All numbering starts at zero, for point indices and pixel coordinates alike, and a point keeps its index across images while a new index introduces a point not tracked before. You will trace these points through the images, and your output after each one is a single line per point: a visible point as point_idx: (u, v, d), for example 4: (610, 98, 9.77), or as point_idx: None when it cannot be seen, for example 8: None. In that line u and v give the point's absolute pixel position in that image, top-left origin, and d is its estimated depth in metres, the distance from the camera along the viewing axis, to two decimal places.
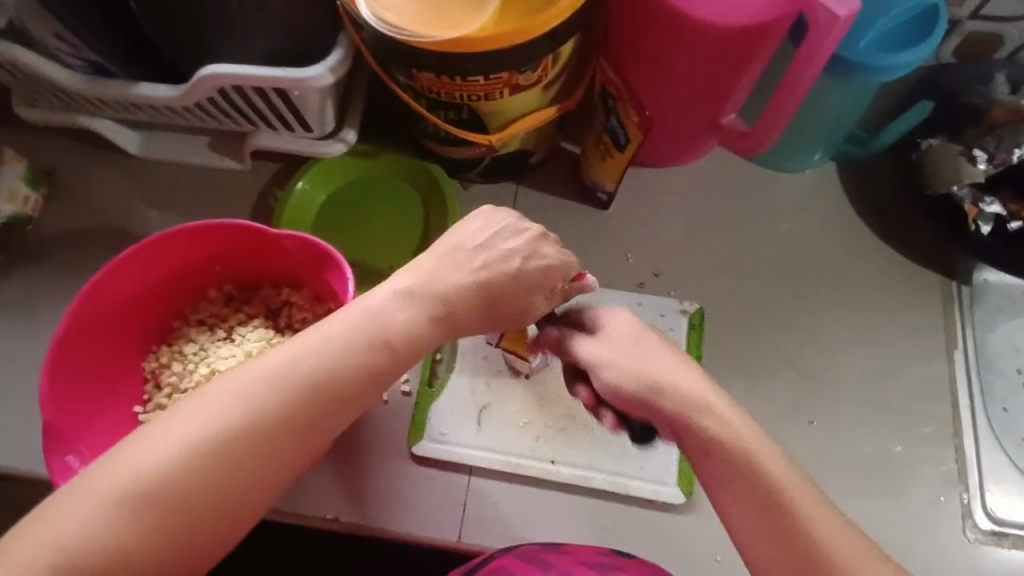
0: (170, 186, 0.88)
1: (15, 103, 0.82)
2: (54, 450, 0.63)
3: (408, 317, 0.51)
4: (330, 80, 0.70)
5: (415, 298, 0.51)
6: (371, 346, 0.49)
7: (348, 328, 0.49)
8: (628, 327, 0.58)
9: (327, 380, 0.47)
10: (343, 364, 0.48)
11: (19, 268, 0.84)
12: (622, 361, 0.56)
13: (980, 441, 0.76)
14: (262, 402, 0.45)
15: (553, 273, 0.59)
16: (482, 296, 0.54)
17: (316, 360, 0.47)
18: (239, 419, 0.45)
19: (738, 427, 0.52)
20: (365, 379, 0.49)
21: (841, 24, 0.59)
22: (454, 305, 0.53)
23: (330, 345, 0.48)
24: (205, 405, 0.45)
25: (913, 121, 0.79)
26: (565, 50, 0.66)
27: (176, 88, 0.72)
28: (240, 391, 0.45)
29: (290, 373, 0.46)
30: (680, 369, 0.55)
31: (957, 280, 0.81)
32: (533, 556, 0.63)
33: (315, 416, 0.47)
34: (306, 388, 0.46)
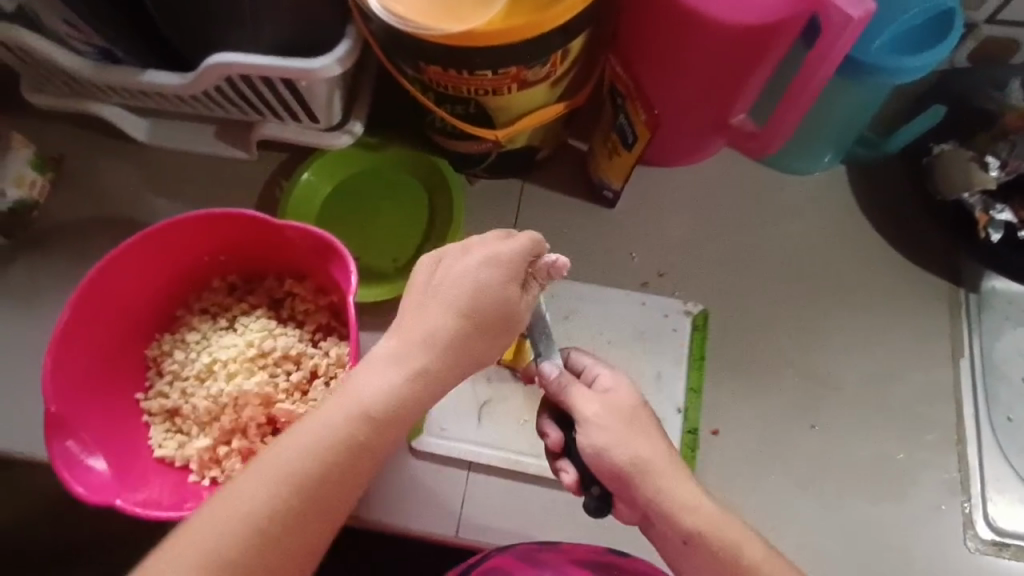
0: (177, 176, 0.88)
1: (24, 89, 0.82)
2: (55, 436, 0.63)
3: (388, 382, 0.52)
4: (338, 71, 0.69)
5: (391, 361, 0.53)
6: (354, 420, 0.50)
7: (330, 408, 0.51)
8: (627, 397, 0.60)
9: (322, 462, 0.49)
10: (334, 452, 0.50)
11: (25, 253, 0.84)
12: (613, 432, 0.57)
13: (984, 450, 0.75)
14: (265, 502, 0.48)
15: (516, 265, 0.56)
16: (462, 331, 0.54)
17: (307, 447, 0.49)
18: (248, 521, 0.47)
19: (719, 521, 0.57)
20: (360, 451, 0.50)
21: (855, 25, 0.58)
22: (434, 354, 0.53)
23: (316, 429, 0.50)
24: (215, 514, 0.48)
25: (926, 124, 0.78)
26: (575, 45, 0.66)
27: (184, 77, 0.72)
28: (244, 496, 0.48)
29: (285, 466, 0.49)
30: (667, 458, 0.58)
31: (965, 287, 0.80)
32: (529, 555, 0.65)
33: (319, 498, 0.49)
34: (305, 476, 0.49)
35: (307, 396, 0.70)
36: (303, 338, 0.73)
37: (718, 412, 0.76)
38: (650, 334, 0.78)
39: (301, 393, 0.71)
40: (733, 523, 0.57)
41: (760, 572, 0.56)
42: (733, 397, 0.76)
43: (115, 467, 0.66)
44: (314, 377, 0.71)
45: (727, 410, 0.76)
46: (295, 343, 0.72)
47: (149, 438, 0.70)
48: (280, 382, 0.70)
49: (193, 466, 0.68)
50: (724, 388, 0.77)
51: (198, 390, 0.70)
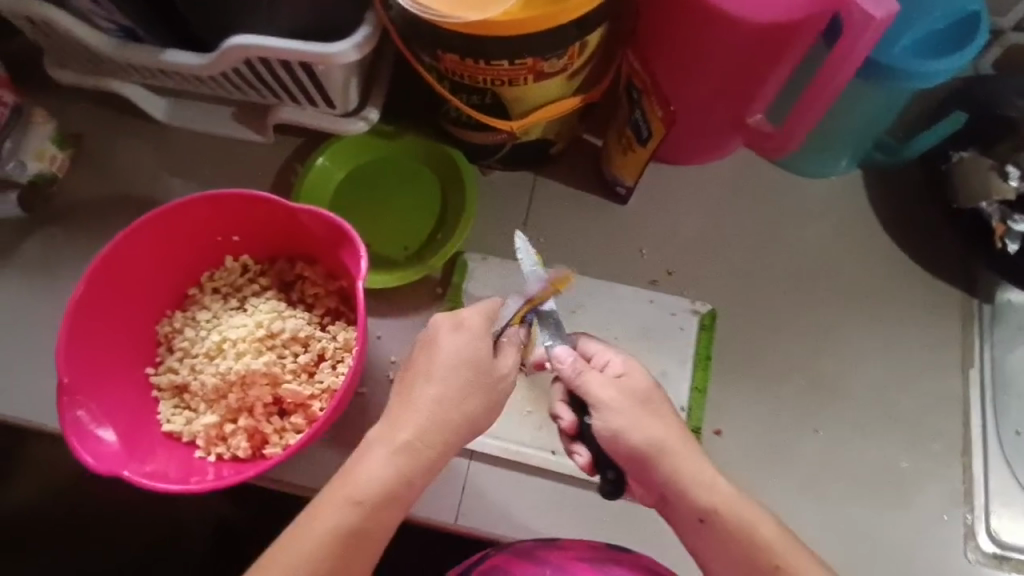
0: (194, 156, 0.89)
1: (48, 64, 0.83)
2: (66, 405, 0.65)
3: (384, 471, 0.54)
4: (355, 57, 0.69)
5: (387, 445, 0.55)
6: (354, 512, 0.53)
7: (331, 502, 0.53)
8: (641, 380, 0.60)
9: (329, 555, 0.52)
10: (337, 541, 0.52)
11: (43, 226, 0.85)
12: (627, 416, 0.58)
13: (990, 462, 0.74)
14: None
15: (489, 348, 0.57)
16: (449, 414, 0.56)
17: (313, 544, 0.52)
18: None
19: (735, 500, 0.57)
20: (365, 539, 0.53)
21: (877, 26, 0.58)
22: (424, 439, 0.55)
23: (321, 523, 0.52)
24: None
25: (946, 130, 0.75)
26: (592, 39, 0.65)
27: (204, 58, 0.72)
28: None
29: (292, 567, 0.51)
30: (683, 438, 0.59)
31: (978, 297, 0.79)
32: (529, 552, 0.64)
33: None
34: (313, 574, 0.51)
35: (314, 378, 0.71)
36: (312, 321, 0.73)
37: (722, 413, 0.76)
38: (657, 332, 0.78)
39: (308, 374, 0.71)
40: (749, 505, 0.57)
41: (779, 553, 0.55)
42: (736, 397, 0.76)
43: (124, 439, 0.67)
44: (321, 360, 0.72)
45: (731, 410, 0.76)
46: (304, 325, 0.73)
47: (157, 413, 0.71)
48: (287, 363, 0.71)
49: (200, 442, 0.69)
50: (728, 388, 0.77)
51: (207, 367, 0.71)
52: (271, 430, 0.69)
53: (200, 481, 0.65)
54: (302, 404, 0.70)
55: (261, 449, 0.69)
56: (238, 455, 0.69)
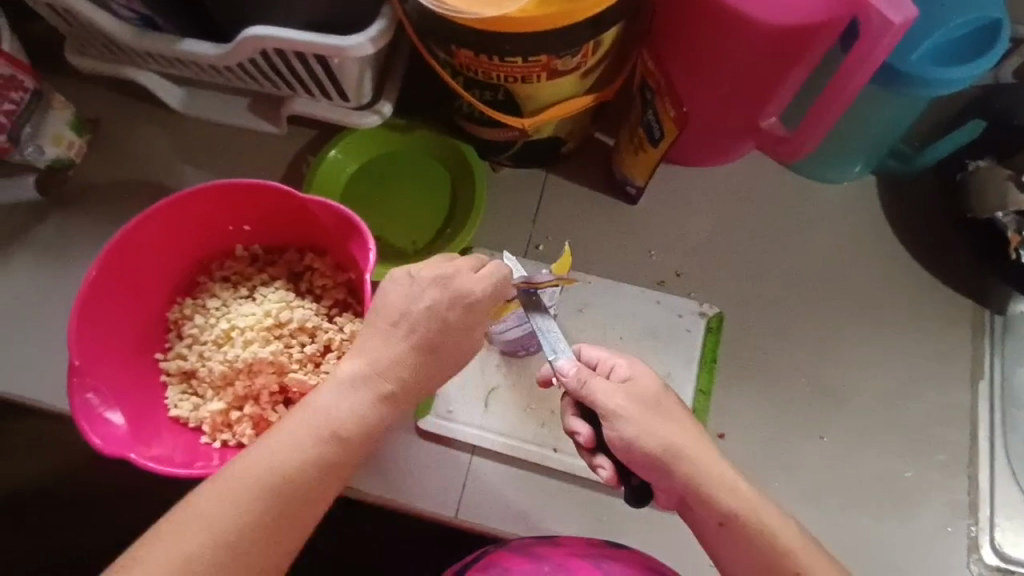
0: (208, 145, 0.89)
1: (67, 50, 0.84)
2: (76, 388, 0.66)
3: (355, 405, 0.55)
4: (370, 51, 0.70)
5: (360, 379, 0.56)
6: (323, 441, 0.53)
7: (301, 427, 0.53)
8: (648, 383, 0.61)
9: (294, 479, 0.52)
10: (306, 459, 0.52)
11: (58, 210, 0.86)
12: (640, 422, 0.58)
13: (996, 475, 0.74)
14: (233, 519, 0.50)
15: (485, 299, 0.59)
16: (422, 361, 0.57)
17: (278, 464, 0.52)
18: (214, 537, 0.49)
19: (752, 504, 0.58)
20: (330, 469, 0.53)
21: (896, 31, 0.57)
22: (397, 382, 0.56)
23: (290, 443, 0.53)
24: (182, 528, 0.49)
25: (964, 137, 0.76)
26: (607, 38, 0.65)
27: (220, 48, 0.73)
28: (211, 508, 0.50)
29: (253, 483, 0.51)
30: (695, 441, 0.59)
31: (990, 308, 0.78)
32: (526, 548, 0.65)
33: (287, 512, 0.51)
34: (273, 495, 0.51)
35: (320, 368, 0.72)
36: (319, 312, 0.74)
37: (725, 416, 0.75)
38: (662, 333, 0.78)
39: (314, 365, 0.72)
40: (765, 505, 0.58)
41: (800, 554, 0.57)
42: (741, 401, 0.76)
43: (132, 423, 0.68)
44: (327, 351, 0.73)
45: (734, 414, 0.75)
46: (311, 316, 0.73)
47: (165, 398, 0.72)
48: (294, 353, 0.72)
49: (206, 428, 0.70)
50: (732, 392, 0.76)
51: (215, 354, 0.72)
52: (276, 418, 0.70)
53: (205, 466, 0.66)
54: (307, 393, 0.71)
55: None
56: (243, 442, 0.69)
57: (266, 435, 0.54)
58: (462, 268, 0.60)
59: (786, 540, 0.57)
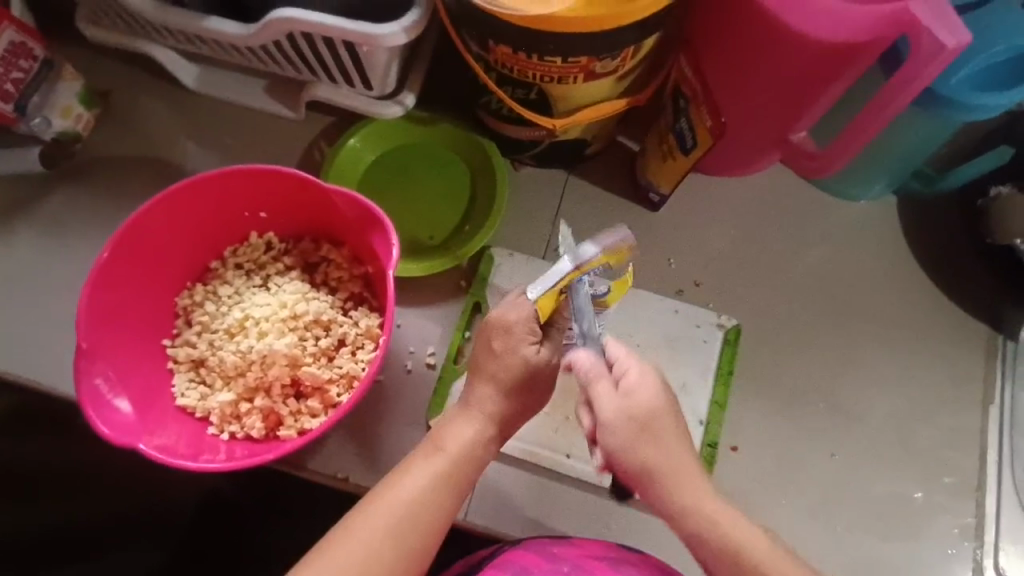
0: (223, 126, 0.87)
1: (80, 20, 0.81)
2: (83, 372, 0.64)
3: (466, 438, 0.59)
4: (402, 40, 0.68)
5: (473, 412, 0.60)
6: (449, 466, 0.58)
7: (429, 460, 0.58)
8: (648, 401, 0.57)
9: (429, 505, 0.57)
10: (437, 486, 0.57)
11: (64, 185, 0.83)
12: (627, 437, 0.56)
13: (1002, 499, 0.74)
14: (383, 546, 0.54)
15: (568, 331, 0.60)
16: (521, 397, 0.60)
17: (415, 496, 0.56)
18: (372, 561, 0.54)
19: (729, 528, 0.55)
20: (453, 497, 0.58)
21: (947, 55, 0.56)
22: (498, 415, 0.60)
23: (423, 474, 0.57)
24: (338, 554, 0.53)
25: (988, 163, 0.75)
26: (648, 42, 0.64)
27: (245, 28, 0.71)
28: (361, 542, 0.54)
29: (399, 514, 0.55)
30: (681, 459, 0.57)
31: (1005, 333, 0.79)
32: (543, 549, 0.62)
33: (430, 536, 0.56)
34: (415, 524, 0.56)
35: (333, 362, 0.70)
36: (334, 305, 0.72)
37: (739, 430, 0.75)
38: (680, 343, 0.77)
39: (328, 359, 0.70)
40: (753, 537, 0.54)
41: None
42: (754, 414, 0.76)
43: (139, 409, 0.66)
44: (342, 345, 0.71)
45: (746, 427, 0.75)
46: (327, 309, 0.71)
47: (172, 385, 0.70)
48: (308, 346, 0.70)
49: (214, 419, 0.68)
50: (747, 406, 0.76)
51: (227, 343, 0.70)
52: (287, 412, 0.68)
53: (214, 459, 0.64)
54: (319, 388, 0.69)
55: (276, 431, 0.68)
56: (252, 435, 0.68)
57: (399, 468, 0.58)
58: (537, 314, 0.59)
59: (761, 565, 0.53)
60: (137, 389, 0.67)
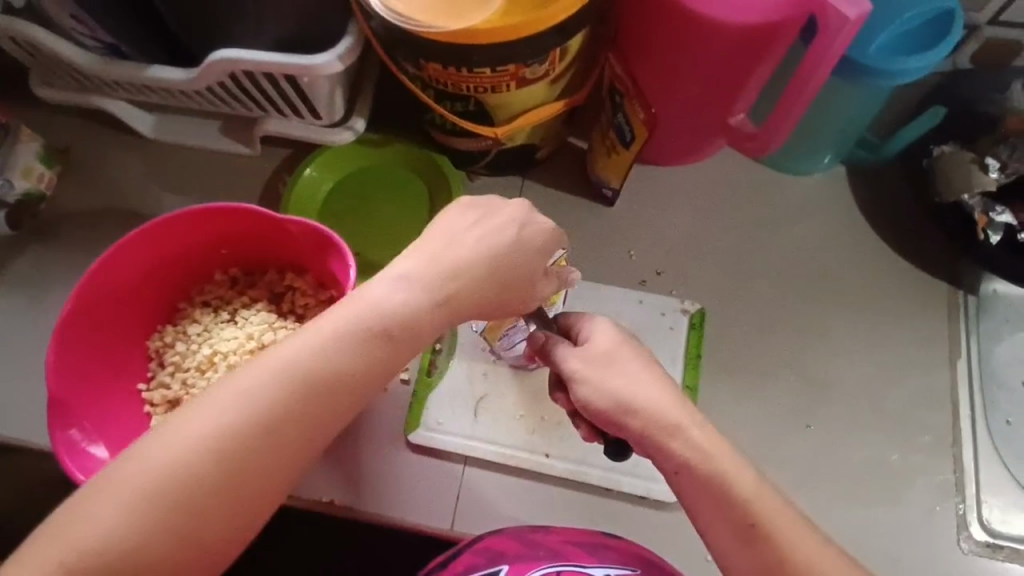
0: (183, 170, 0.89)
1: (32, 81, 0.83)
2: (58, 424, 0.65)
3: (342, 332, 0.49)
4: (339, 68, 0.70)
5: (334, 327, 0.50)
6: (362, 338, 0.50)
7: (322, 329, 0.49)
8: (607, 342, 0.57)
9: (255, 431, 0.47)
10: (329, 363, 0.49)
11: (33, 244, 0.85)
12: (597, 380, 0.56)
13: (979, 451, 0.75)
14: (218, 435, 0.46)
15: (549, 238, 0.58)
16: (403, 311, 0.51)
17: (240, 412, 0.47)
18: (168, 483, 0.45)
19: (709, 452, 0.53)
20: (295, 431, 0.48)
21: (851, 26, 0.59)
22: (366, 334, 0.50)
23: (255, 384, 0.48)
24: (189, 422, 0.46)
25: (926, 124, 0.78)
26: (574, 44, 0.66)
27: (188, 72, 0.73)
28: (218, 413, 0.47)
29: (210, 435, 0.46)
30: (656, 392, 0.55)
31: (964, 289, 0.80)
32: (522, 536, 0.63)
33: (257, 474, 0.47)
34: (232, 449, 0.46)
35: None
36: (303, 332, 0.74)
37: (713, 411, 0.76)
38: (648, 332, 0.78)
39: None
40: (736, 463, 0.52)
41: (756, 504, 0.51)
42: (728, 395, 0.77)
43: (117, 456, 0.67)
44: None
45: (722, 406, 0.76)
46: (295, 336, 0.73)
47: (150, 428, 0.71)
48: None
49: None
50: (720, 387, 0.77)
51: (199, 380, 0.72)
52: None
53: None
54: None
55: None
56: None
57: (223, 380, 0.48)
58: (501, 208, 0.57)
59: (745, 489, 0.51)
60: (115, 437, 0.69)
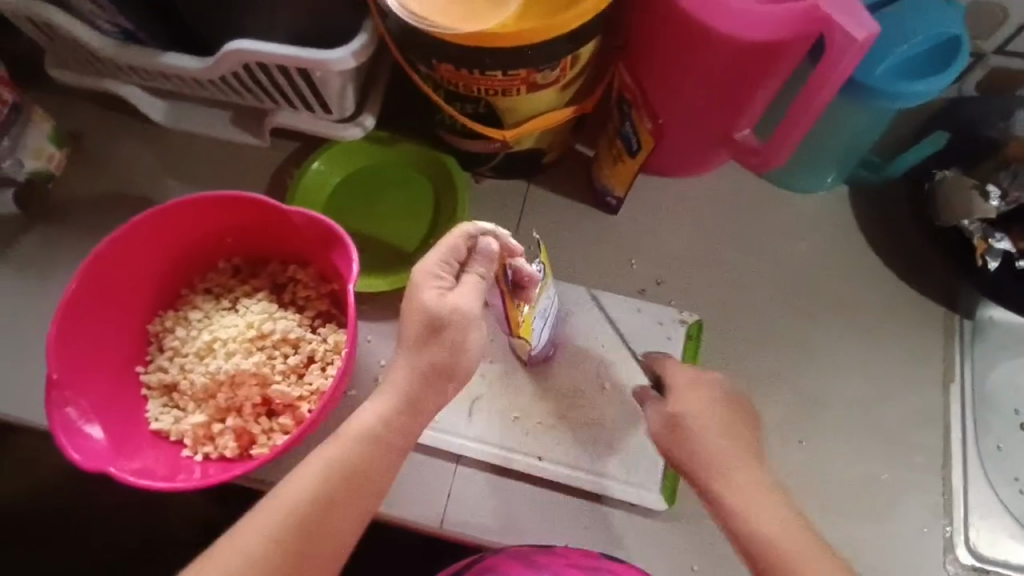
0: (191, 158, 0.90)
1: (48, 64, 0.84)
2: (54, 402, 0.65)
3: (378, 415, 0.58)
4: (351, 64, 0.71)
5: (370, 413, 0.59)
6: (396, 413, 0.59)
7: (362, 415, 0.59)
8: (768, 530, 0.60)
9: (308, 516, 0.55)
10: (372, 444, 0.58)
11: (38, 224, 0.86)
12: (745, 504, 0.61)
13: (968, 474, 0.76)
14: (288, 523, 0.55)
15: (432, 264, 0.58)
16: (422, 387, 0.59)
17: (303, 503, 0.56)
18: (250, 574, 0.54)
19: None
20: (349, 504, 0.57)
21: (860, 47, 0.59)
22: (392, 409, 0.59)
23: (313, 477, 0.56)
24: (260, 518, 0.55)
25: (929, 149, 0.79)
26: (584, 52, 0.67)
27: (202, 62, 0.74)
28: (283, 507, 0.55)
29: (271, 523, 0.55)
30: (801, 545, 0.59)
31: (960, 313, 0.81)
32: (523, 556, 0.64)
33: (294, 571, 0.54)
34: (268, 558, 0.54)
35: (303, 379, 0.72)
36: (302, 323, 0.74)
37: None
38: (646, 340, 0.79)
39: (297, 376, 0.72)
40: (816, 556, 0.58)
41: None
42: None
43: (112, 435, 0.67)
44: (311, 362, 0.73)
45: None
46: (295, 327, 0.73)
47: (146, 411, 0.72)
48: (276, 364, 0.72)
49: (188, 441, 0.69)
50: None
51: (198, 366, 0.72)
52: (259, 430, 0.70)
53: (186, 479, 0.65)
54: (290, 405, 0.71)
55: (249, 449, 0.70)
56: (225, 455, 0.69)
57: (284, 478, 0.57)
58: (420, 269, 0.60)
59: None
60: (110, 417, 0.69)
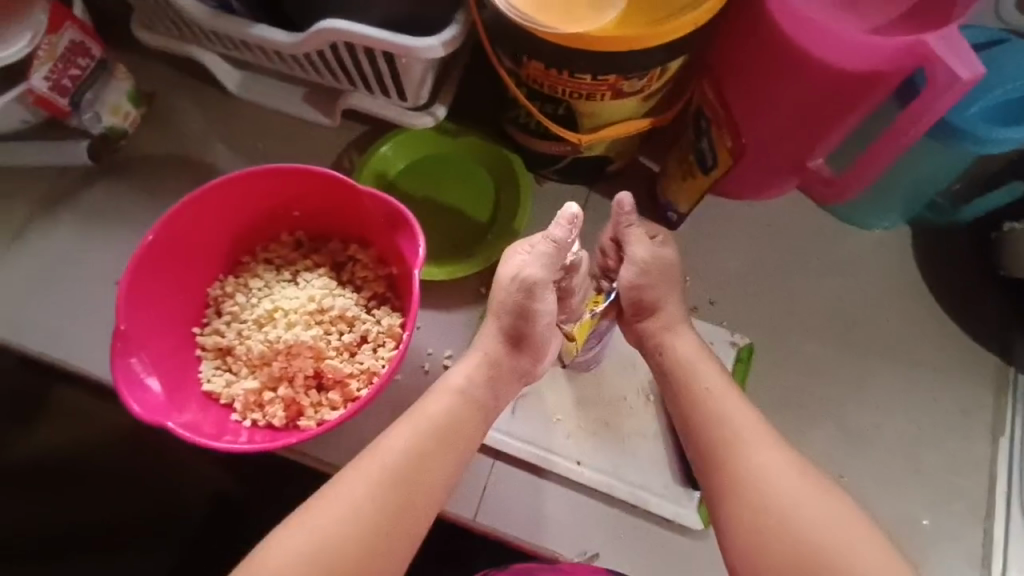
0: (260, 130, 0.91)
1: (135, 25, 0.86)
2: (118, 352, 0.66)
3: (469, 376, 0.65)
4: (439, 54, 0.71)
5: (463, 375, 0.65)
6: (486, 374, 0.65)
7: (455, 373, 0.65)
8: None
9: (412, 461, 0.60)
10: (465, 399, 0.64)
11: (107, 178, 0.87)
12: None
13: (1012, 530, 0.74)
14: (393, 467, 0.59)
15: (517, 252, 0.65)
16: (511, 355, 0.66)
17: (407, 449, 0.60)
18: (359, 512, 0.57)
19: None
20: (446, 453, 0.61)
21: (962, 86, 0.59)
22: (481, 372, 0.65)
23: (414, 428, 0.61)
24: (366, 463, 0.59)
25: (1000, 201, 0.78)
26: (673, 66, 0.68)
27: (291, 36, 0.75)
28: (388, 451, 0.60)
29: (380, 466, 0.59)
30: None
31: (1015, 366, 0.79)
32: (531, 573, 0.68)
33: (400, 516, 0.58)
34: (377, 497, 0.58)
35: (355, 358, 0.73)
36: (359, 303, 0.75)
37: None
38: None
39: (350, 354, 0.73)
40: None
41: None
42: None
43: (168, 390, 0.69)
44: (364, 342, 0.74)
45: None
46: (352, 305, 0.74)
47: (199, 371, 0.73)
48: (332, 340, 0.73)
49: (238, 405, 0.70)
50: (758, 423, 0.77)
51: (256, 333, 0.73)
52: (309, 402, 0.70)
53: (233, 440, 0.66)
54: (340, 381, 0.72)
55: (296, 420, 0.70)
56: (273, 423, 0.70)
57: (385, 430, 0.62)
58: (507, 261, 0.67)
59: None
60: (167, 373, 0.70)
